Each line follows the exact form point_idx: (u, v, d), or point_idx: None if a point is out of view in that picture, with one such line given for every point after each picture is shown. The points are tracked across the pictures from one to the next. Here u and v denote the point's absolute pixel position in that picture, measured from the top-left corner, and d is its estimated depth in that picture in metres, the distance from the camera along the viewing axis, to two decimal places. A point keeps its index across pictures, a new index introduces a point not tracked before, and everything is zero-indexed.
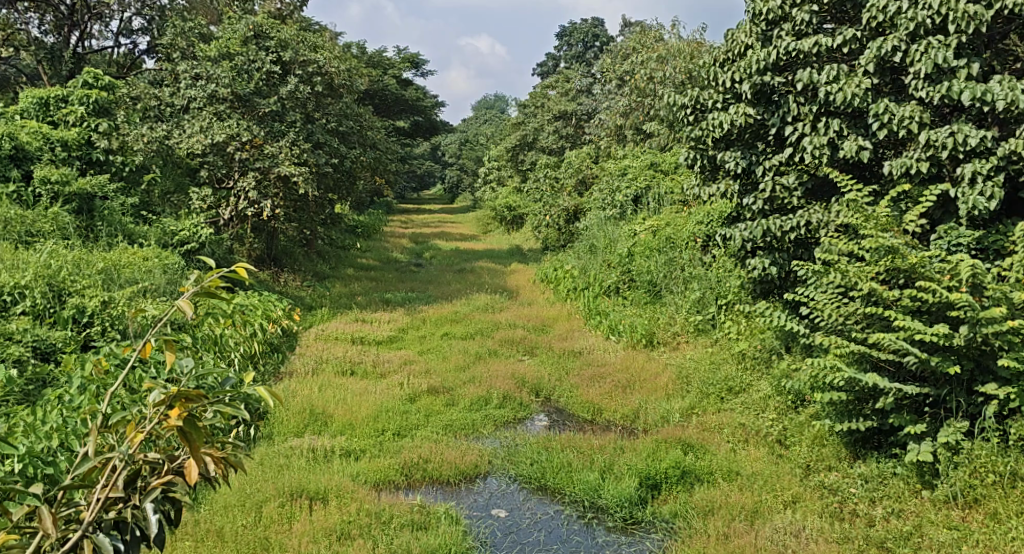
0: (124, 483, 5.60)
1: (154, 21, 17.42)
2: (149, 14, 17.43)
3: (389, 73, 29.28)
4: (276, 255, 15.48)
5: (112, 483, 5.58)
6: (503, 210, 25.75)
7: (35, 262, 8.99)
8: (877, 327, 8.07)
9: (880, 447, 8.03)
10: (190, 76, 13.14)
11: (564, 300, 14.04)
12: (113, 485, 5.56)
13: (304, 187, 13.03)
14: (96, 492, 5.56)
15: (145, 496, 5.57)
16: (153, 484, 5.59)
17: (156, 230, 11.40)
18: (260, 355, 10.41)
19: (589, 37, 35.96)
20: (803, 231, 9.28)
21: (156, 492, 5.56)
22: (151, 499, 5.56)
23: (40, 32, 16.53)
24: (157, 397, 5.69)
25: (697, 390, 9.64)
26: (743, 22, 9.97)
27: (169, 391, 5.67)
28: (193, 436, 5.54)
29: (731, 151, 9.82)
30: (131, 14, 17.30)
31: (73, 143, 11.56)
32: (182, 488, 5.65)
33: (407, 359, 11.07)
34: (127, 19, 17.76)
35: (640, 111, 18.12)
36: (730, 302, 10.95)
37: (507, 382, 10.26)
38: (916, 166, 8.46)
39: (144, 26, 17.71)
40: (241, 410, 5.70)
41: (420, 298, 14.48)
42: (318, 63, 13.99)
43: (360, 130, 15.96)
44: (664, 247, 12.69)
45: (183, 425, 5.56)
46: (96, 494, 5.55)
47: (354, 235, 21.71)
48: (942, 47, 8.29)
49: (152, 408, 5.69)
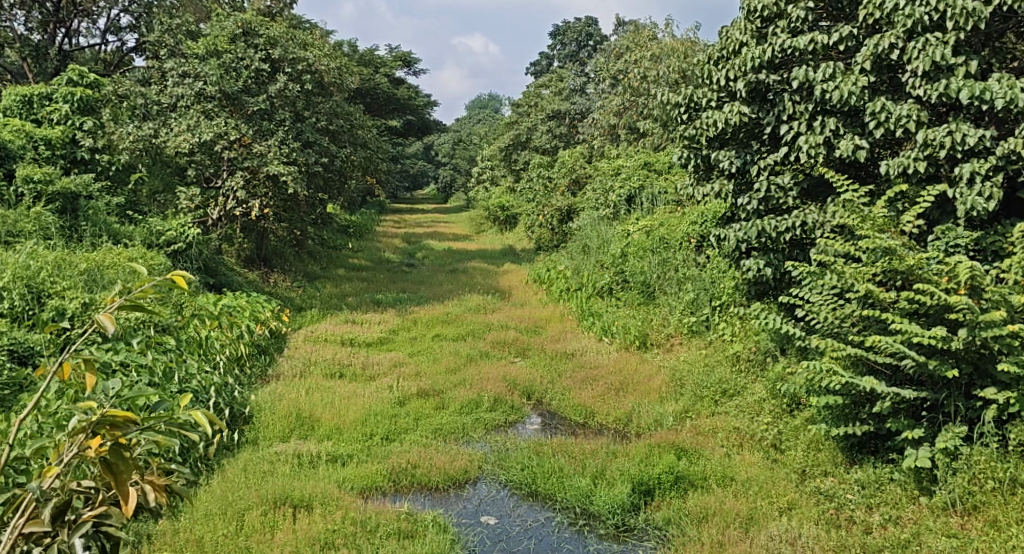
0: (50, 517, 5.56)
1: (141, 18, 17.20)
2: (136, 11, 17.22)
3: (380, 71, 29.11)
4: (266, 255, 15.32)
5: (35, 518, 5.52)
6: (496, 210, 25.61)
7: (14, 262, 8.83)
8: (874, 330, 7.93)
9: (877, 452, 7.89)
10: (177, 74, 12.98)
11: (557, 301, 13.88)
12: (37, 520, 5.50)
13: (293, 186, 12.83)
14: (17, 528, 5.49)
15: (75, 530, 5.55)
16: (84, 518, 5.57)
17: (141, 230, 11.23)
18: (246, 357, 10.27)
19: (582, 37, 35.80)
20: (799, 232, 9.13)
21: (86, 526, 5.56)
22: (81, 533, 5.55)
23: (26, 29, 16.36)
24: (78, 424, 5.63)
25: (691, 393, 9.49)
26: (737, 20, 9.83)
27: (92, 418, 5.61)
28: (119, 468, 5.56)
29: (726, 150, 9.68)
30: (118, 12, 17.10)
31: (57, 142, 11.40)
32: (116, 521, 5.63)
33: (397, 362, 10.89)
34: (114, 17, 17.55)
35: (634, 110, 17.99)
36: (724, 303, 10.78)
37: (498, 384, 10.10)
38: (913, 165, 8.30)
39: (131, 24, 17.50)
40: (173, 441, 5.67)
41: (411, 299, 14.29)
42: (307, 61, 13.79)
43: (352, 129, 15.79)
44: (657, 247, 12.54)
45: (108, 456, 5.57)
46: (16, 532, 5.46)
47: (346, 234, 21.53)
48: (940, 44, 8.15)
49: (73, 436, 5.63)
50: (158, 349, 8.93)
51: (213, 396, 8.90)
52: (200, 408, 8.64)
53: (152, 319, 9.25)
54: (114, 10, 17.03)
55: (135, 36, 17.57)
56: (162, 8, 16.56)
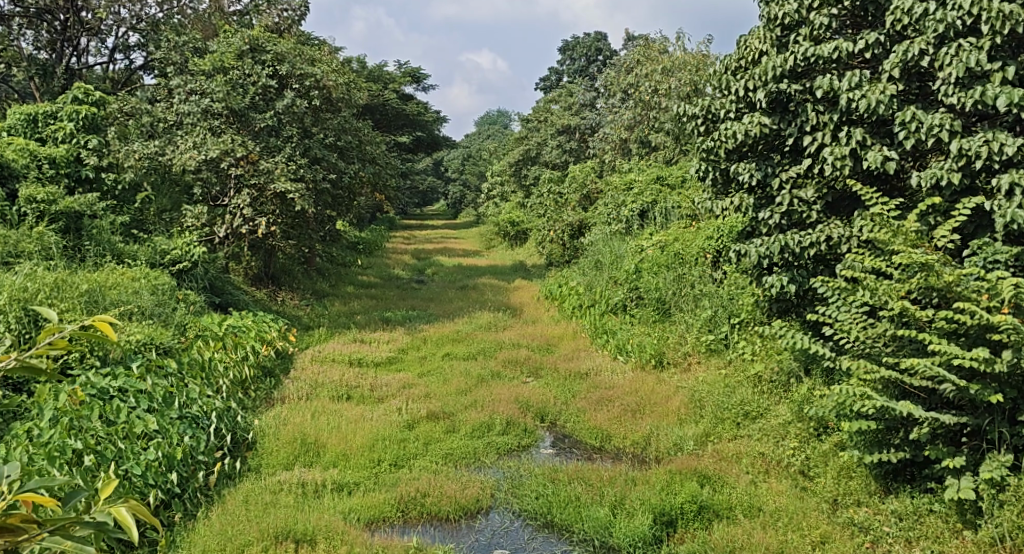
0: None
1: (148, 36, 16.29)
2: (143, 29, 16.34)
3: (389, 87, 28.82)
4: (274, 273, 14.99)
5: None
6: (507, 225, 25.28)
7: (11, 284, 8.54)
8: (908, 350, 7.60)
9: (913, 481, 7.52)
10: (184, 91, 12.68)
11: (570, 318, 13.52)
12: None
13: (302, 204, 12.53)
14: None
15: None
16: None
17: (146, 250, 10.90)
18: (251, 380, 9.95)
19: (591, 52, 35.49)
20: (824, 247, 8.78)
21: None
22: None
23: (34, 48, 15.93)
24: None
25: (712, 415, 9.12)
26: (755, 29, 9.56)
27: None
28: None
29: (745, 163, 9.34)
30: (126, 29, 16.31)
31: (62, 161, 11.10)
32: None
33: (407, 382, 10.54)
34: (123, 36, 17.30)
35: (645, 124, 17.65)
36: (744, 321, 10.45)
37: (510, 406, 9.73)
38: (947, 177, 8.01)
39: (141, 42, 16.68)
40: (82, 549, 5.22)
41: (420, 316, 13.95)
42: (316, 77, 13.49)
43: (360, 145, 15.47)
44: (672, 263, 12.14)
45: None
46: None
47: (355, 251, 21.20)
48: (975, 50, 7.92)
49: None
50: (159, 373, 8.61)
51: (215, 422, 8.62)
52: (202, 435, 8.36)
53: (153, 340, 8.86)
54: (123, 28, 16.23)
55: (142, 55, 16.72)
56: (169, 24, 15.70)
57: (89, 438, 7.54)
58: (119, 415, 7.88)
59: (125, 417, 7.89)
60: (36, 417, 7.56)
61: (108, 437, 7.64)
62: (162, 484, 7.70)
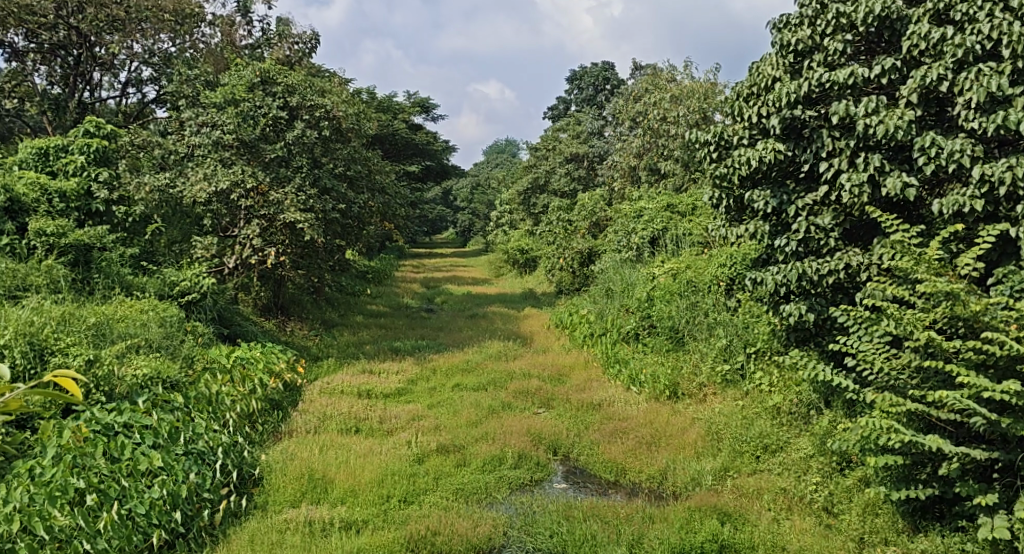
0: None
1: (161, 70, 15.66)
2: (156, 64, 15.57)
3: (398, 117, 28.74)
4: (283, 304, 14.85)
5: None
6: (516, 253, 25.08)
7: (16, 319, 8.36)
8: (934, 382, 7.47)
9: (943, 518, 7.39)
10: (195, 123, 12.62)
11: (581, 347, 13.30)
12: None
13: (312, 235, 12.37)
14: None
15: None
16: None
17: (155, 282, 10.77)
18: (259, 413, 9.76)
19: (599, 81, 35.19)
20: (843, 275, 8.64)
21: None
22: None
23: (47, 83, 15.38)
24: None
25: (729, 448, 8.90)
26: (768, 56, 9.42)
27: None
28: None
29: (760, 190, 9.18)
30: (138, 64, 15.55)
31: (72, 194, 10.86)
32: None
33: (416, 414, 10.33)
34: (135, 70, 17.21)
35: (654, 151, 17.48)
36: (760, 350, 10.21)
37: (522, 439, 9.50)
38: (969, 204, 7.95)
39: (153, 75, 16.09)
40: None
41: (430, 346, 13.75)
42: (326, 108, 13.30)
43: (369, 175, 15.33)
44: (685, 291, 11.90)
45: None
46: None
47: (364, 280, 21.05)
48: (995, 74, 7.92)
49: None
50: (165, 408, 8.48)
51: (222, 458, 8.45)
52: (208, 472, 8.20)
53: (160, 374, 8.68)
54: (135, 63, 15.48)
55: (155, 89, 16.13)
56: (180, 58, 15.30)
57: (92, 476, 7.49)
58: (123, 451, 7.79)
59: (130, 454, 7.80)
60: (39, 455, 7.51)
61: (112, 475, 7.57)
62: (166, 524, 7.61)
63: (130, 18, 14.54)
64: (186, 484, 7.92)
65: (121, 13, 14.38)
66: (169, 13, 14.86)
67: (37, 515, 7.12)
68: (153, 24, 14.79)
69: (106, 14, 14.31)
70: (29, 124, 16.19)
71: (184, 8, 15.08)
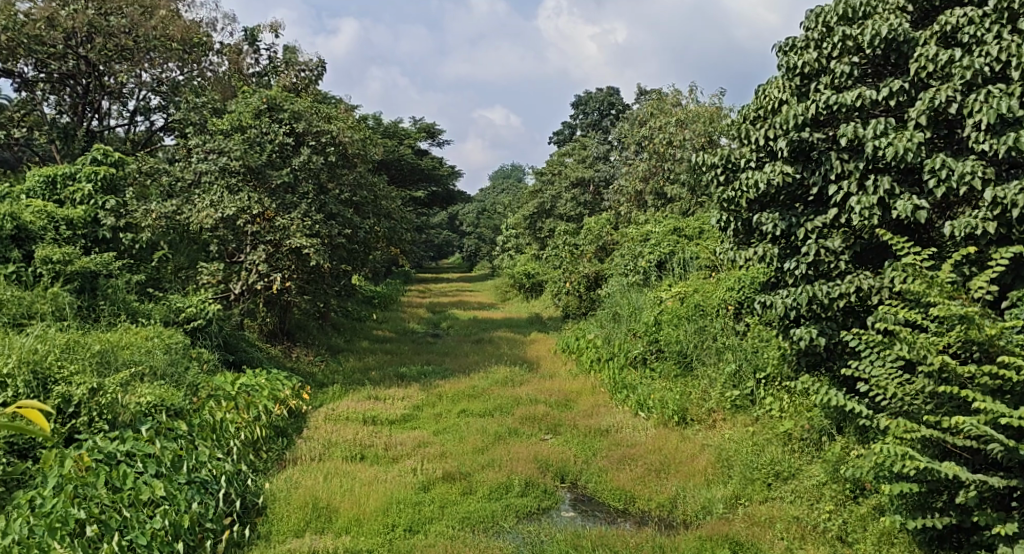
0: None
1: (169, 99, 15.45)
2: (164, 93, 15.40)
3: (404, 143, 28.73)
4: (288, 329, 14.75)
5: None
6: (522, 277, 24.99)
7: (20, 347, 8.25)
8: (949, 408, 7.37)
9: (961, 548, 7.30)
10: (203, 150, 12.59)
11: (588, 372, 13.16)
12: None
13: (317, 260, 12.29)
14: None
15: None
16: None
17: (161, 308, 10.69)
18: (263, 441, 9.62)
19: (604, 106, 35.22)
20: (854, 298, 8.54)
21: None
22: None
23: (55, 112, 15.18)
24: None
25: (740, 474, 8.77)
26: (774, 79, 9.36)
27: None
28: None
29: (768, 212, 9.06)
30: (147, 92, 15.39)
31: (79, 222, 10.84)
32: None
33: (422, 441, 10.21)
34: (144, 99, 17.19)
35: (660, 176, 17.41)
36: (770, 376, 10.12)
37: (529, 465, 9.37)
38: (982, 226, 7.88)
39: (162, 104, 15.88)
40: None
41: (436, 372, 13.61)
42: (333, 134, 13.26)
43: (375, 200, 15.27)
44: (693, 315, 11.76)
45: None
46: None
47: (370, 305, 20.95)
48: (1005, 96, 7.85)
49: None
50: (168, 436, 8.39)
51: (225, 486, 8.34)
52: (211, 501, 8.09)
53: (164, 402, 8.58)
54: (144, 91, 15.26)
55: (163, 118, 15.86)
56: (189, 87, 15.24)
57: (93, 507, 7.40)
58: (125, 481, 7.72)
59: (131, 483, 7.73)
60: (40, 485, 7.45)
61: (114, 505, 7.48)
62: None
63: (138, 47, 14.49)
64: (190, 514, 7.82)
65: (130, 43, 14.33)
66: (178, 42, 14.84)
67: (36, 547, 6.99)
68: (161, 53, 14.69)
69: (115, 43, 14.28)
70: (39, 154, 15.66)
71: (192, 37, 15.11)
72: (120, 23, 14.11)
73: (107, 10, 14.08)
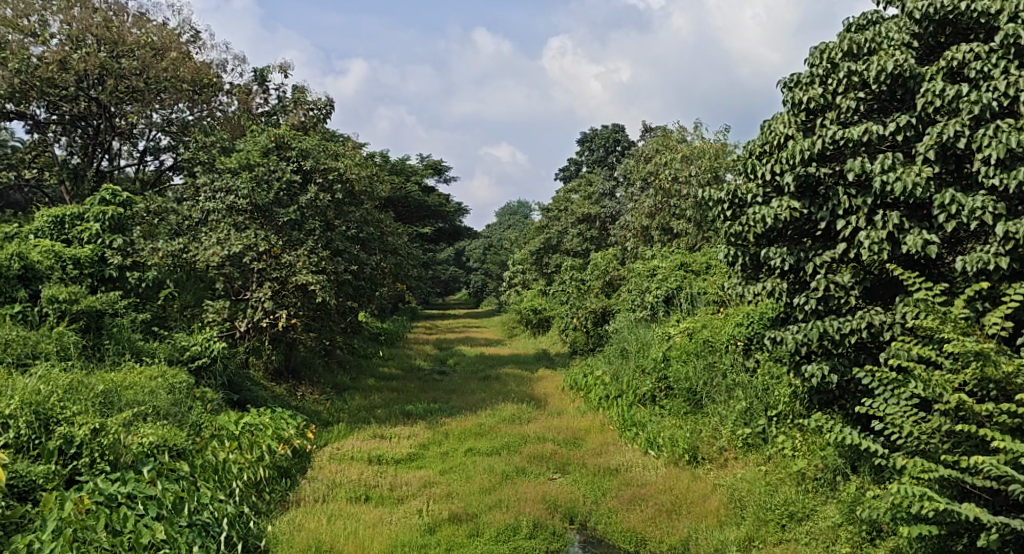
0: None
1: (179, 139, 15.42)
2: (174, 133, 15.38)
3: (411, 180, 28.75)
4: (294, 367, 14.62)
5: None
6: (529, 313, 24.84)
7: (23, 387, 8.12)
8: (967, 447, 7.25)
9: None
10: (210, 189, 12.55)
11: (597, 410, 12.97)
12: None
13: (323, 297, 12.16)
14: None
15: None
16: None
17: (165, 347, 10.57)
18: (266, 481, 9.45)
19: (609, 142, 35.23)
20: (866, 334, 8.41)
21: None
22: None
23: (65, 153, 15.15)
24: None
25: (753, 515, 8.62)
26: (780, 114, 9.27)
27: None
28: None
29: (776, 247, 8.94)
30: (157, 133, 15.36)
31: (86, 261, 10.81)
32: None
33: (427, 481, 10.04)
34: (153, 139, 17.18)
35: (666, 211, 17.31)
36: (782, 413, 9.96)
37: (538, 506, 9.19)
38: (994, 261, 7.74)
39: (172, 144, 15.83)
40: None
41: (442, 410, 13.44)
42: (339, 171, 13.20)
43: (381, 237, 15.19)
44: (701, 351, 11.59)
45: None
46: None
47: (376, 342, 20.82)
48: (1014, 130, 7.76)
49: None
50: (170, 477, 8.25)
51: (227, 529, 8.18)
52: (212, 545, 7.94)
53: (166, 442, 8.43)
54: (154, 132, 15.28)
55: (173, 157, 15.80)
56: (198, 127, 15.23)
57: None
58: (125, 524, 7.62)
59: (131, 527, 7.62)
60: (39, 529, 7.38)
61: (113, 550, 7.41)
62: None
63: (149, 88, 14.41)
64: None
65: (141, 84, 14.26)
66: (188, 83, 14.73)
67: None
68: (171, 94, 14.68)
69: (127, 85, 14.23)
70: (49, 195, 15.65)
71: (202, 78, 15.03)
72: (131, 65, 14.03)
73: (118, 53, 14.00)
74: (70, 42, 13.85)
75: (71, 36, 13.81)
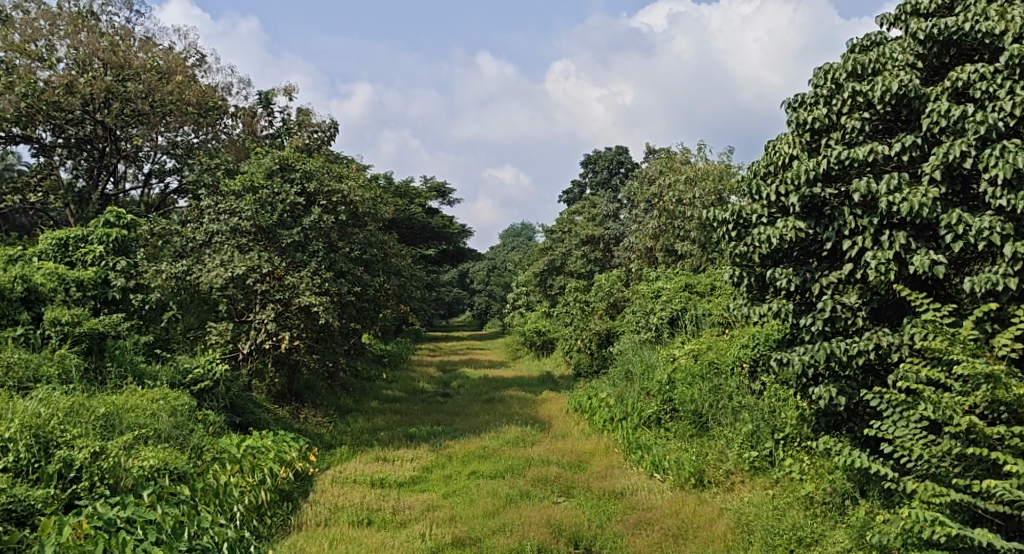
0: None
1: (184, 162, 15.39)
2: (179, 156, 15.37)
3: (415, 202, 28.72)
4: (296, 390, 14.52)
5: None
6: (533, 336, 24.74)
7: (23, 410, 8.03)
8: (978, 471, 7.15)
9: None
10: (213, 211, 12.49)
11: (601, 433, 12.85)
12: None
13: (326, 318, 12.08)
14: None
15: None
16: None
17: (167, 369, 10.48)
18: (267, 505, 9.34)
19: (613, 165, 35.22)
20: (873, 356, 8.31)
21: None
22: None
23: (71, 176, 15.15)
24: None
25: (761, 541, 8.50)
26: (785, 135, 9.21)
27: None
28: None
29: (781, 268, 8.85)
30: (162, 156, 15.36)
31: (88, 283, 10.67)
32: None
33: (430, 504, 9.92)
34: (159, 162, 17.18)
35: (670, 233, 17.25)
36: (789, 436, 9.84)
37: (542, 530, 9.05)
38: (1003, 282, 7.65)
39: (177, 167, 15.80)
40: None
41: (445, 432, 13.33)
42: (343, 193, 13.15)
43: (384, 259, 15.12)
44: (706, 373, 11.48)
45: None
46: None
47: (379, 365, 20.71)
48: (1021, 150, 7.68)
49: None
50: (170, 501, 8.16)
51: None
52: None
53: (166, 465, 8.32)
54: (159, 155, 15.28)
55: (177, 180, 15.78)
56: (202, 149, 15.21)
57: None
58: (124, 548, 7.49)
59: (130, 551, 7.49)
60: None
61: None
62: None
63: (154, 112, 14.41)
64: None
65: (146, 108, 14.22)
66: (193, 106, 14.75)
67: None
68: (176, 117, 14.71)
69: (132, 108, 14.18)
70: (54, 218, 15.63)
71: (207, 101, 15.01)
72: (136, 88, 14.01)
73: (124, 77, 14.00)
74: (77, 66, 13.82)
75: (78, 60, 13.78)
